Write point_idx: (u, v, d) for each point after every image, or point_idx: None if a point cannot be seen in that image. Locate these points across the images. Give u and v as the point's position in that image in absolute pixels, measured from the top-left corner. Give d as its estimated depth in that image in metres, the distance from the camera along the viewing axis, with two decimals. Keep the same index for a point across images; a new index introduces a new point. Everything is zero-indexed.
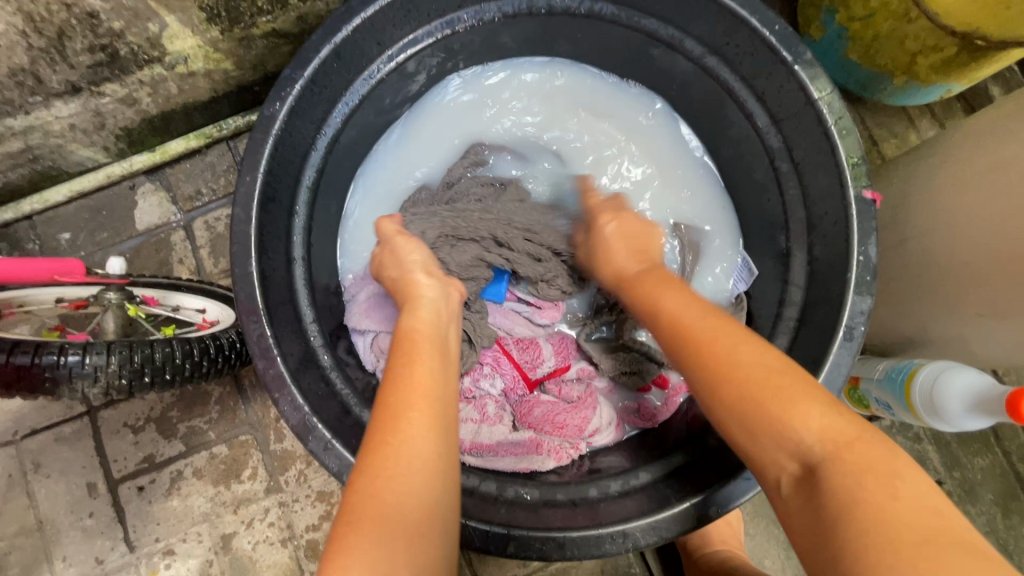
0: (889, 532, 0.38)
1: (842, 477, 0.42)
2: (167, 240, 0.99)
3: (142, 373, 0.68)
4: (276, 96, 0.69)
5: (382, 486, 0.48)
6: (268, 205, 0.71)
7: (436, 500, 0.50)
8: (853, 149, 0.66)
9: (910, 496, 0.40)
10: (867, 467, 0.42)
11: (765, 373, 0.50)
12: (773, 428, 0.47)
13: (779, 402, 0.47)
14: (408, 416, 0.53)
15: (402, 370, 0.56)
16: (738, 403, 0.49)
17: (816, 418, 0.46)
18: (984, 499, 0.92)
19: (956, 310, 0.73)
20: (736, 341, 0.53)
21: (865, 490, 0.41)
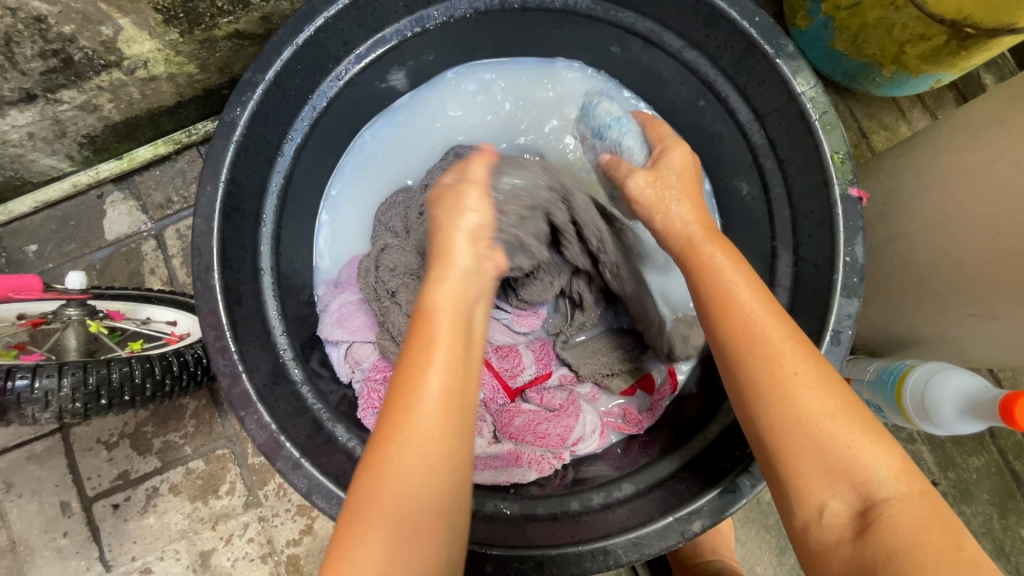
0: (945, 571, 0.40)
1: (900, 520, 0.43)
2: (137, 250, 0.96)
3: (97, 395, 0.66)
4: (236, 101, 0.66)
5: (387, 490, 0.47)
6: (231, 215, 0.68)
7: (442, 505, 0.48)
8: (838, 145, 0.64)
9: (974, 551, 0.42)
10: (935, 516, 0.44)
11: (836, 403, 0.48)
12: (838, 456, 0.47)
13: (846, 434, 0.47)
14: (421, 410, 0.49)
15: (418, 356, 0.51)
16: (790, 422, 0.48)
17: (881, 458, 0.46)
18: (979, 499, 0.90)
19: (948, 309, 0.70)
20: (798, 349, 0.51)
21: (932, 536, 0.42)
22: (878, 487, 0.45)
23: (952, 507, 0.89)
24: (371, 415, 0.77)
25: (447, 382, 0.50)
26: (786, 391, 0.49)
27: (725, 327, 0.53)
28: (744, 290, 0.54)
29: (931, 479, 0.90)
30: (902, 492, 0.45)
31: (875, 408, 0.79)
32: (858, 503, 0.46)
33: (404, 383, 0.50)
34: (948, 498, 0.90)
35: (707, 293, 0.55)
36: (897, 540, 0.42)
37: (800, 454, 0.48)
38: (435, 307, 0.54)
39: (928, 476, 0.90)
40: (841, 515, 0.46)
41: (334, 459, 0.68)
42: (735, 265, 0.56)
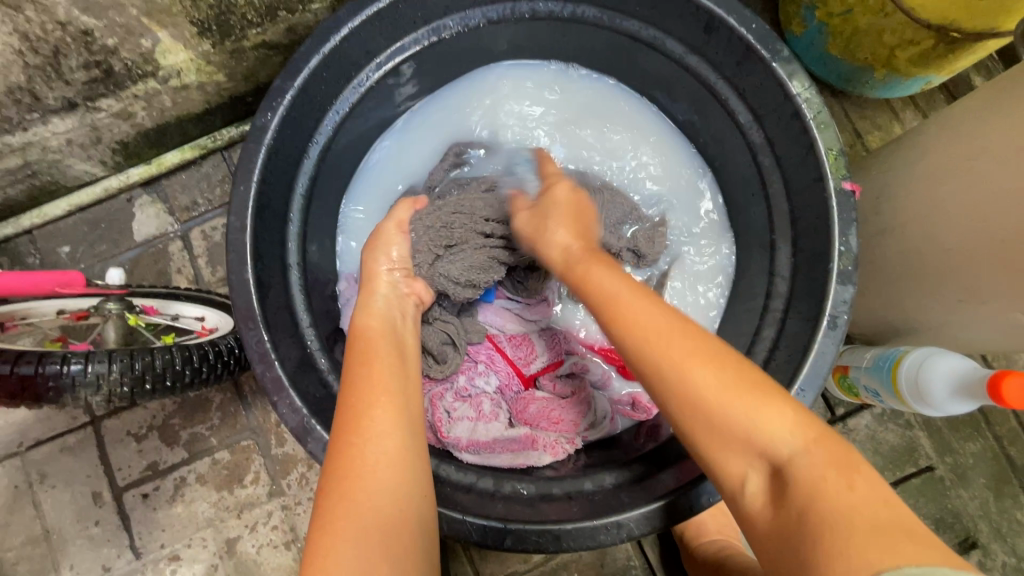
0: (844, 522, 0.42)
1: (805, 476, 0.45)
2: (165, 251, 1.01)
3: (142, 380, 0.69)
4: (268, 107, 0.71)
5: (345, 500, 0.51)
6: (263, 213, 0.73)
7: (400, 492, 0.53)
8: (832, 142, 0.68)
9: (865, 488, 0.44)
10: (832, 460, 0.46)
11: (729, 381, 0.51)
12: (740, 433, 0.49)
13: (744, 406, 0.49)
14: (366, 425, 0.56)
15: (368, 375, 0.61)
16: (696, 412, 0.51)
17: (780, 420, 0.49)
18: (976, 483, 0.93)
19: (940, 295, 0.74)
20: (682, 342, 0.53)
21: (829, 483, 0.44)
22: (781, 449, 0.48)
23: (950, 490, 0.93)
24: None
25: (389, 411, 0.58)
26: (676, 380, 0.52)
27: (634, 336, 0.55)
28: (613, 283, 0.60)
29: (929, 463, 0.93)
30: (801, 448, 0.47)
31: (872, 393, 0.82)
32: (768, 472, 0.48)
33: (355, 403, 0.58)
34: (946, 481, 0.93)
35: (593, 301, 0.60)
36: (805, 500, 0.44)
37: (708, 441, 0.51)
38: (365, 330, 0.66)
39: (925, 460, 0.93)
40: (759, 486, 0.49)
41: None
42: (614, 273, 0.62)
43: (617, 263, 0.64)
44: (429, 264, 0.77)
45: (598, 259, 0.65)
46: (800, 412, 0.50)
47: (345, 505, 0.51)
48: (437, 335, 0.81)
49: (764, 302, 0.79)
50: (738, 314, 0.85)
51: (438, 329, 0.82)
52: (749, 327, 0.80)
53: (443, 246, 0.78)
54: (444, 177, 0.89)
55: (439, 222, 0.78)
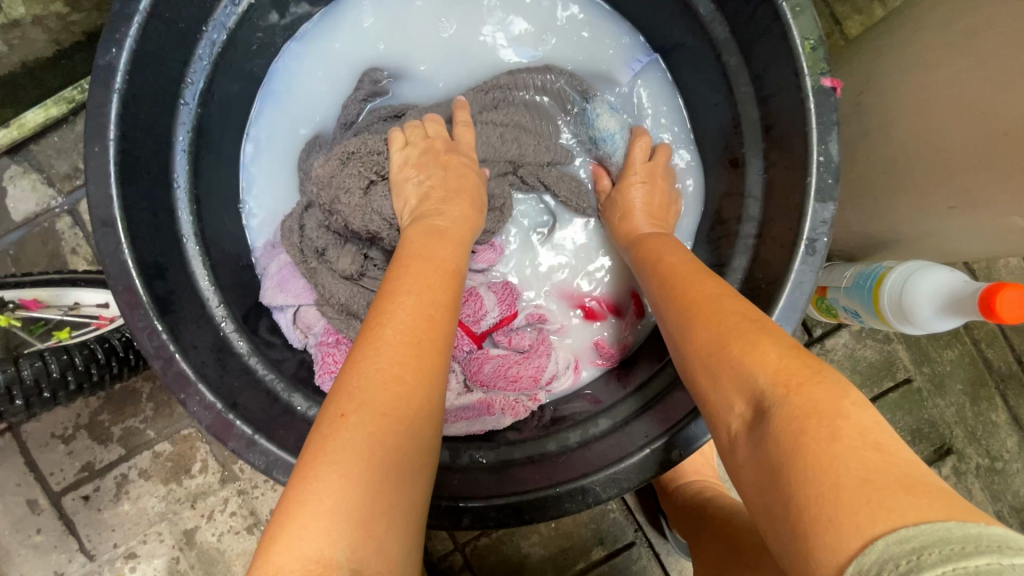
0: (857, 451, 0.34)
1: (792, 405, 0.38)
2: (52, 229, 0.86)
3: (9, 397, 0.67)
4: (111, 41, 0.56)
5: (361, 408, 0.42)
6: (133, 178, 0.60)
7: (422, 421, 0.44)
8: (808, 29, 0.57)
9: (851, 433, 0.35)
10: (809, 405, 0.37)
11: (732, 319, 0.46)
12: (729, 365, 0.43)
13: (740, 341, 0.44)
14: (391, 337, 0.46)
15: (405, 281, 0.51)
16: (706, 348, 0.46)
17: (772, 354, 0.41)
18: (953, 390, 0.91)
19: (925, 203, 0.66)
20: (711, 291, 0.50)
21: (808, 425, 0.36)
22: (762, 383, 0.40)
23: (927, 400, 0.90)
24: (330, 380, 0.69)
25: (423, 312, 0.48)
26: (704, 313, 0.48)
27: (671, 284, 0.54)
28: (679, 263, 0.57)
29: (907, 375, 0.90)
30: (781, 379, 0.40)
31: (852, 313, 0.77)
32: (752, 413, 0.41)
33: (389, 311, 0.48)
34: (923, 392, 0.91)
35: (654, 269, 0.60)
36: (783, 446, 0.37)
37: (705, 377, 0.46)
38: (432, 260, 0.53)
39: (903, 373, 0.90)
40: (744, 424, 0.42)
41: (294, 430, 0.63)
42: (676, 245, 0.62)
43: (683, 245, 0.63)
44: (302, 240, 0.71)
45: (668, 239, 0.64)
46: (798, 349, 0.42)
47: (351, 419, 0.41)
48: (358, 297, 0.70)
49: (734, 228, 0.70)
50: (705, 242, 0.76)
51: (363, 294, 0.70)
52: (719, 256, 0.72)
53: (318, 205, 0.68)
54: (363, 108, 0.74)
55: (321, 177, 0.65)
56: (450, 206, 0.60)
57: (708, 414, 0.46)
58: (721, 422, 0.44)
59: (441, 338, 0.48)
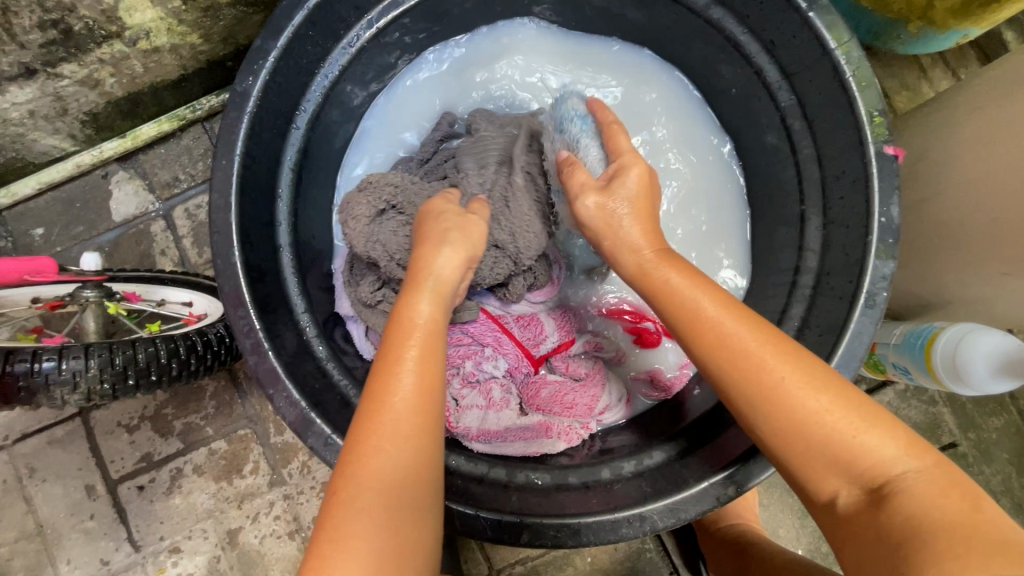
0: (965, 535, 0.38)
1: (924, 494, 0.41)
2: (146, 231, 0.94)
3: (125, 375, 0.66)
4: (248, 70, 0.63)
5: (357, 489, 0.47)
6: (249, 190, 0.66)
7: (424, 493, 0.49)
8: (873, 102, 0.62)
9: (988, 513, 0.39)
10: (948, 484, 0.41)
11: (819, 387, 0.46)
12: (823, 439, 0.44)
13: (843, 421, 0.44)
14: (392, 413, 0.49)
15: (394, 350, 0.51)
16: (783, 420, 0.46)
17: (878, 434, 0.44)
18: (999, 459, 0.91)
19: (977, 270, 0.69)
20: (808, 368, 0.47)
21: (946, 502, 0.40)
22: (893, 467, 0.43)
23: (972, 467, 0.90)
24: None
25: (419, 389, 0.50)
26: (764, 385, 0.47)
27: (699, 334, 0.50)
28: (721, 311, 0.50)
29: (952, 440, 0.90)
30: (913, 467, 0.42)
31: (902, 371, 0.79)
32: (862, 490, 0.43)
33: (382, 390, 0.49)
34: (968, 458, 0.90)
35: (668, 300, 0.53)
36: (904, 528, 0.40)
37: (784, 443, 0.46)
38: (413, 320, 0.53)
39: (948, 437, 0.90)
40: (850, 496, 0.44)
41: None
42: (687, 273, 0.54)
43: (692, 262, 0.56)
44: (347, 214, 0.69)
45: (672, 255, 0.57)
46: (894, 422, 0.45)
47: (363, 491, 0.47)
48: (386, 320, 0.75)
49: (792, 278, 0.73)
50: (759, 289, 0.79)
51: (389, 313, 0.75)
52: (774, 304, 0.75)
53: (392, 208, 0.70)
54: (438, 147, 0.81)
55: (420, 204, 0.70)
56: (428, 246, 0.58)
57: (795, 482, 0.48)
58: (813, 488, 0.46)
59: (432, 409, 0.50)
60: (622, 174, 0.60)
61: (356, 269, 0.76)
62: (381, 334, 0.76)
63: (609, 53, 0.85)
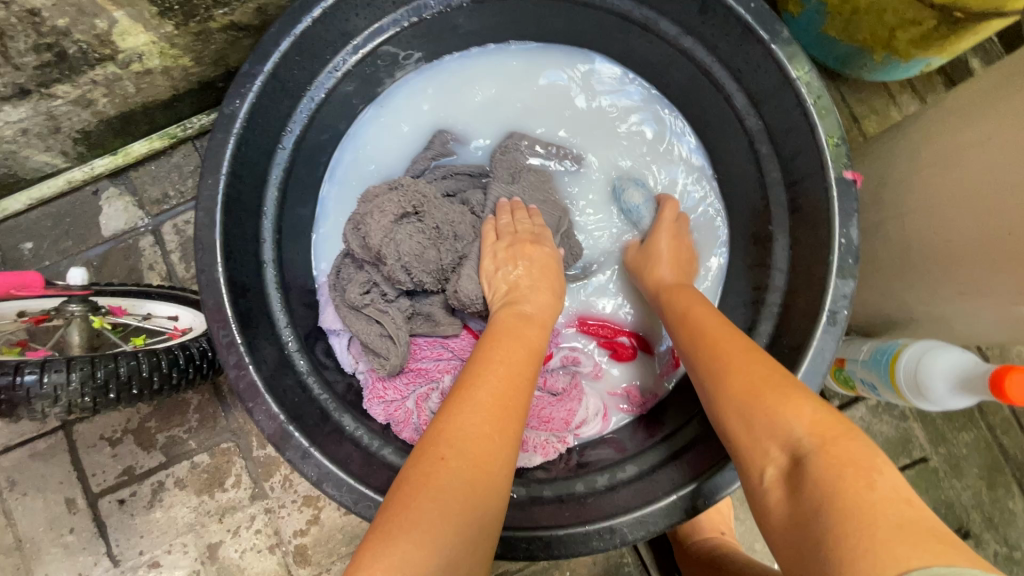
0: (865, 523, 0.38)
1: (829, 462, 0.43)
2: (135, 246, 0.96)
3: (106, 389, 0.67)
4: (236, 94, 0.66)
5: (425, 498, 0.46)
6: (234, 208, 0.68)
7: (489, 515, 0.48)
8: (833, 129, 0.65)
9: (886, 488, 0.40)
10: (845, 459, 0.43)
11: (761, 372, 0.53)
12: (765, 416, 0.49)
13: (775, 395, 0.50)
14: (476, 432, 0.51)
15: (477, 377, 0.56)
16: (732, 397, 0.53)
17: (808, 411, 0.48)
18: (969, 473, 0.93)
19: (937, 288, 0.72)
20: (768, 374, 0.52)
21: (846, 477, 0.42)
22: (804, 441, 0.46)
23: (943, 481, 0.92)
24: (377, 405, 0.76)
25: (499, 413, 0.53)
26: (723, 368, 0.55)
27: (713, 359, 0.57)
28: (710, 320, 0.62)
29: (923, 454, 0.92)
30: (818, 443, 0.45)
31: (869, 386, 0.81)
32: (789, 462, 0.46)
33: (459, 409, 0.53)
34: (939, 472, 0.92)
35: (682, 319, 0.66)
36: (817, 498, 0.42)
37: (734, 418, 0.52)
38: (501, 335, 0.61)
39: (919, 452, 0.92)
40: (776, 474, 0.47)
41: (343, 447, 0.68)
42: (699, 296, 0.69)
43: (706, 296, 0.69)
44: (371, 209, 0.72)
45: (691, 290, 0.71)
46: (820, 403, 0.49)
47: (426, 489, 0.47)
48: (370, 326, 0.77)
49: (761, 296, 0.76)
50: (732, 306, 0.82)
51: (374, 323, 0.77)
52: (745, 320, 0.78)
53: (413, 214, 0.73)
54: (429, 165, 0.84)
55: (441, 224, 0.75)
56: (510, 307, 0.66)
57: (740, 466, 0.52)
58: (755, 464, 0.50)
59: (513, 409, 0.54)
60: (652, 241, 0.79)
61: (343, 273, 0.79)
62: (363, 340, 0.77)
63: (589, 76, 0.88)
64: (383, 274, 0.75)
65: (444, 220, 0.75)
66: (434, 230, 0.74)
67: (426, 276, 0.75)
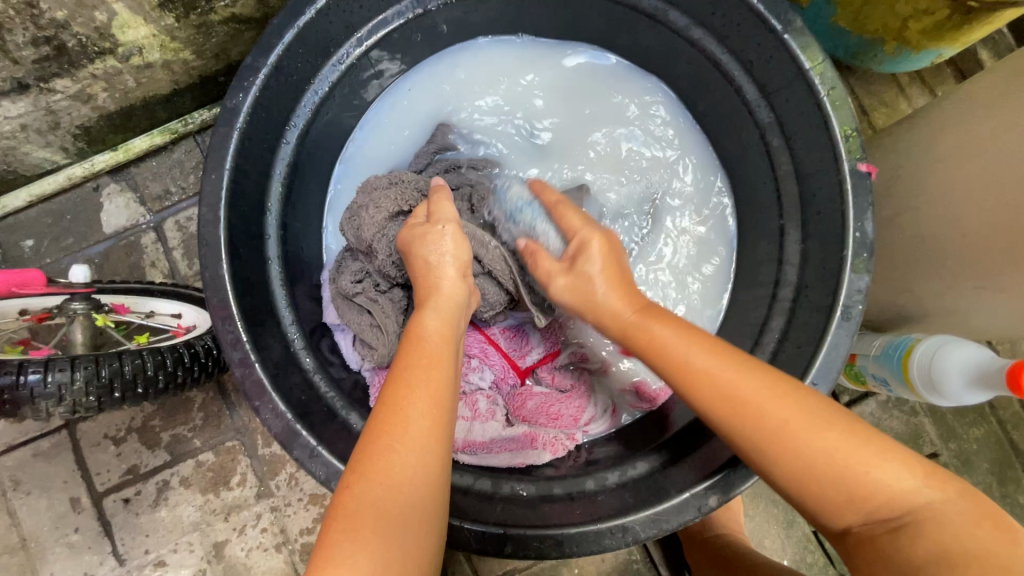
0: (969, 554, 0.44)
1: (941, 524, 0.46)
2: (137, 243, 0.94)
3: (111, 388, 0.66)
4: (239, 87, 0.64)
5: (369, 479, 0.49)
6: (238, 204, 0.67)
7: (434, 489, 0.50)
8: (847, 121, 0.64)
9: (977, 516, 0.46)
10: (980, 512, 0.46)
11: (812, 421, 0.50)
12: (841, 478, 0.48)
13: (848, 462, 0.48)
14: (411, 418, 0.51)
15: (416, 362, 0.55)
16: (783, 456, 0.50)
17: (892, 471, 0.48)
18: (980, 468, 0.92)
19: (953, 281, 0.71)
20: (790, 407, 0.51)
21: (982, 531, 0.45)
22: (918, 497, 0.47)
23: (953, 477, 0.91)
24: None
25: (431, 394, 0.53)
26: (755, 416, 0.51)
27: (722, 402, 0.52)
28: (696, 351, 0.55)
29: (933, 450, 0.92)
30: (941, 497, 0.47)
31: (881, 382, 0.80)
32: (880, 527, 0.47)
33: (398, 394, 0.53)
34: (949, 468, 0.92)
35: (660, 352, 0.57)
36: (921, 558, 0.45)
37: (801, 490, 0.49)
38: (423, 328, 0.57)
39: (929, 447, 0.92)
40: (854, 526, 0.48)
41: (350, 446, 0.67)
42: (668, 320, 0.58)
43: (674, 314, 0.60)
44: (368, 202, 0.72)
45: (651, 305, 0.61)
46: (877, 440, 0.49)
47: (360, 501, 0.48)
48: (362, 318, 0.76)
49: (771, 291, 0.75)
50: (742, 301, 0.81)
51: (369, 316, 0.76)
52: (755, 315, 0.77)
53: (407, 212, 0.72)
54: (431, 159, 0.83)
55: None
56: (428, 275, 0.61)
57: (792, 501, 0.51)
58: (827, 520, 0.49)
59: (444, 408, 0.53)
60: (587, 251, 0.63)
61: (343, 265, 0.78)
62: (365, 337, 0.76)
63: (596, 70, 0.87)
64: (375, 265, 0.73)
65: None
66: None
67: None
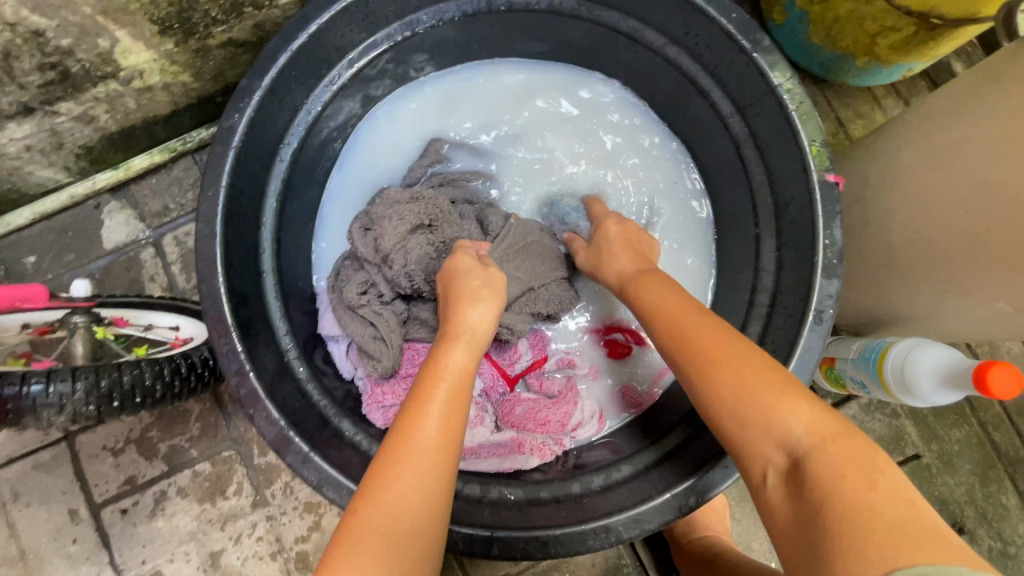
0: (862, 520, 0.41)
1: (826, 464, 0.45)
2: (136, 258, 0.97)
3: (110, 398, 0.68)
4: (234, 108, 0.67)
5: (377, 499, 0.51)
6: (233, 219, 0.70)
7: (442, 497, 0.53)
8: (814, 133, 0.67)
9: (886, 487, 0.42)
10: (850, 461, 0.44)
11: (756, 370, 0.52)
12: (762, 421, 0.50)
13: (770, 396, 0.50)
14: (419, 439, 0.54)
15: (424, 388, 0.58)
16: (725, 397, 0.52)
17: (804, 412, 0.49)
18: (962, 469, 0.94)
19: (919, 285, 0.74)
20: (745, 359, 0.53)
21: (849, 480, 0.43)
22: (801, 440, 0.47)
23: (936, 477, 0.93)
24: (376, 411, 0.78)
25: (443, 419, 0.56)
26: (702, 361, 0.55)
27: (682, 351, 0.57)
28: (686, 315, 0.60)
29: (915, 451, 0.93)
30: (818, 444, 0.47)
31: (859, 384, 0.82)
32: (786, 467, 0.48)
33: (410, 420, 0.56)
34: (932, 469, 0.94)
35: (643, 314, 0.64)
36: (823, 497, 0.44)
37: (731, 426, 0.52)
38: (444, 365, 0.61)
39: (912, 449, 0.94)
40: (775, 476, 0.48)
41: (342, 452, 0.69)
42: (667, 284, 0.65)
43: (677, 284, 0.66)
44: (390, 214, 0.78)
45: (662, 278, 0.67)
46: (818, 404, 0.50)
47: (370, 521, 0.50)
48: (364, 328, 0.79)
49: (750, 297, 0.78)
50: (723, 307, 0.83)
51: (369, 325, 0.78)
52: (735, 321, 0.79)
53: (427, 226, 0.79)
54: (425, 173, 0.87)
55: (450, 240, 0.80)
56: (457, 304, 0.67)
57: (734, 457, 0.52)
58: (748, 461, 0.51)
59: (458, 429, 0.57)
60: (602, 232, 0.77)
61: (343, 274, 0.82)
62: (362, 347, 0.79)
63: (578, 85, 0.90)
64: (386, 275, 0.78)
65: (453, 236, 0.80)
66: (442, 244, 0.79)
67: (426, 283, 0.79)
